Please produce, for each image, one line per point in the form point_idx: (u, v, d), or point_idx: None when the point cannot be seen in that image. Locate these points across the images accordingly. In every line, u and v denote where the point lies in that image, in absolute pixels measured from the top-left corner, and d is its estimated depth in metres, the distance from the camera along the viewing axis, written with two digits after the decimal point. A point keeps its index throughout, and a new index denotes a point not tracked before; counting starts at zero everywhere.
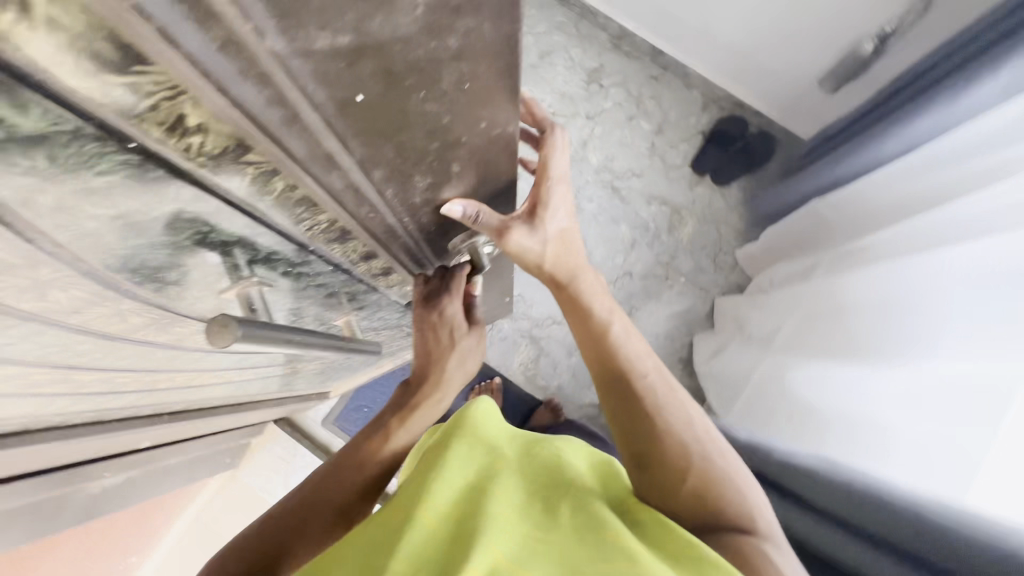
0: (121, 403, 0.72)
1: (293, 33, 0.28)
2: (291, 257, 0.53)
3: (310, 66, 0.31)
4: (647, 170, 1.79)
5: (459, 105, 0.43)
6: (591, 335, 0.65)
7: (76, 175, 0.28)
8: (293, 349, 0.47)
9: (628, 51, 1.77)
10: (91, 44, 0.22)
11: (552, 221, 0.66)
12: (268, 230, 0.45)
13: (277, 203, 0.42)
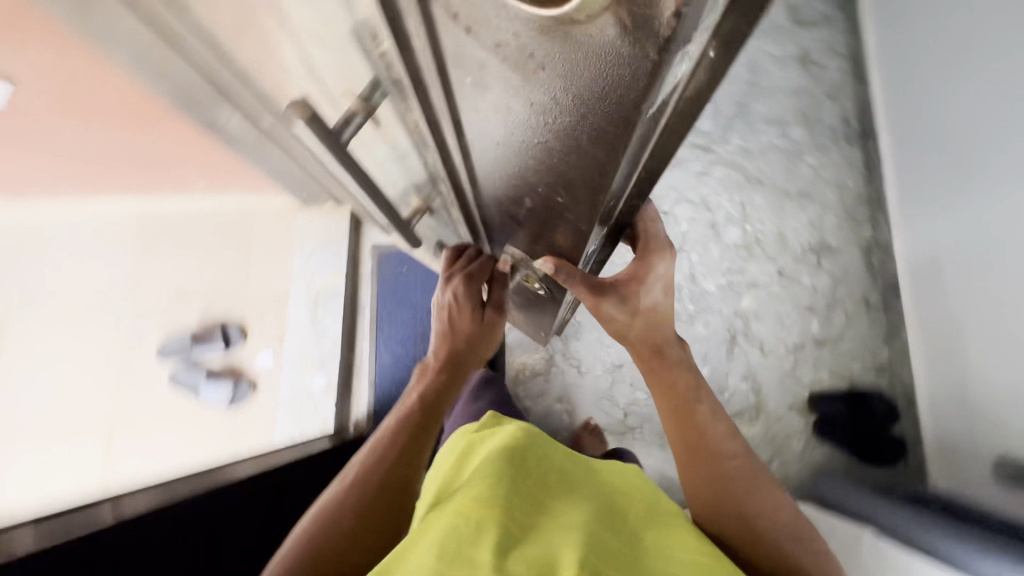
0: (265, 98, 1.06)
1: (477, 24, 0.57)
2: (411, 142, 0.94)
3: (477, 48, 0.61)
4: (775, 353, 1.70)
5: (566, 146, 0.76)
6: (687, 424, 0.91)
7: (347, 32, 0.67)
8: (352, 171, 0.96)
9: (873, 261, 1.69)
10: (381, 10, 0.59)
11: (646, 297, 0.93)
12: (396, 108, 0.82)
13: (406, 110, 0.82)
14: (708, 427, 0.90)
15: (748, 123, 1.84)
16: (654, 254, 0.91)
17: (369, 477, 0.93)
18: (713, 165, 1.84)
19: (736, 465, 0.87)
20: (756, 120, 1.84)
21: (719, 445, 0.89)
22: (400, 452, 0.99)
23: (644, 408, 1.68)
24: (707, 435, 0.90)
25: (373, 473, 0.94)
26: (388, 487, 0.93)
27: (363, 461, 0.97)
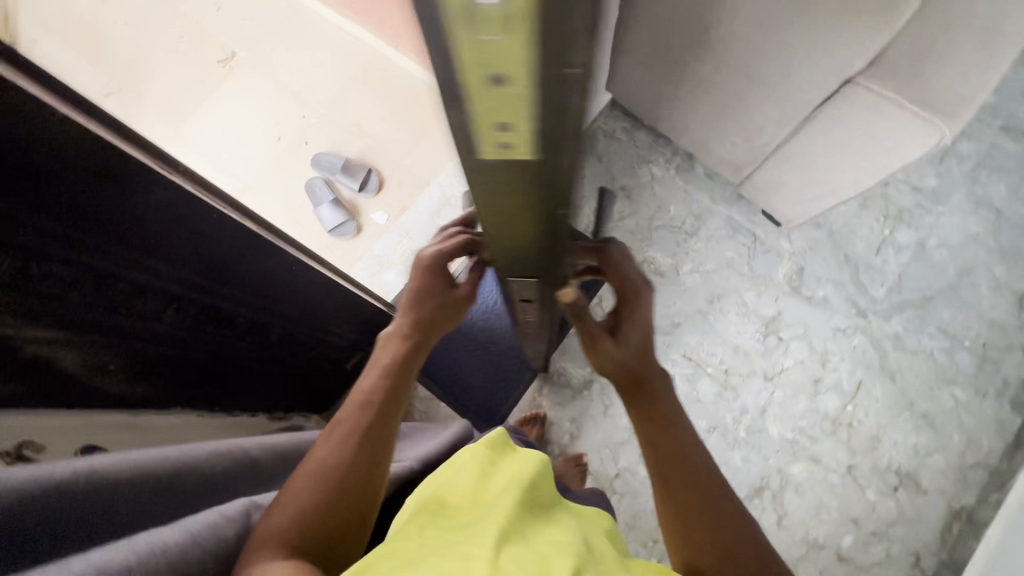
0: None
1: None
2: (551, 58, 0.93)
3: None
4: (794, 531, 1.56)
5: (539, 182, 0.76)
6: (657, 444, 0.76)
7: None
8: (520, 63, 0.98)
9: (951, 526, 1.53)
10: None
11: (635, 331, 0.83)
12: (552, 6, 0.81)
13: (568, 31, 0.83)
14: (688, 441, 0.76)
15: (924, 320, 1.69)
16: (633, 296, 0.84)
17: (352, 430, 0.75)
18: (856, 331, 1.70)
19: (719, 492, 0.73)
20: (932, 323, 1.68)
21: (699, 467, 0.74)
22: (375, 409, 0.77)
23: (635, 480, 1.64)
24: (683, 457, 0.75)
25: (344, 444, 0.73)
26: (368, 449, 0.74)
27: (322, 454, 0.73)
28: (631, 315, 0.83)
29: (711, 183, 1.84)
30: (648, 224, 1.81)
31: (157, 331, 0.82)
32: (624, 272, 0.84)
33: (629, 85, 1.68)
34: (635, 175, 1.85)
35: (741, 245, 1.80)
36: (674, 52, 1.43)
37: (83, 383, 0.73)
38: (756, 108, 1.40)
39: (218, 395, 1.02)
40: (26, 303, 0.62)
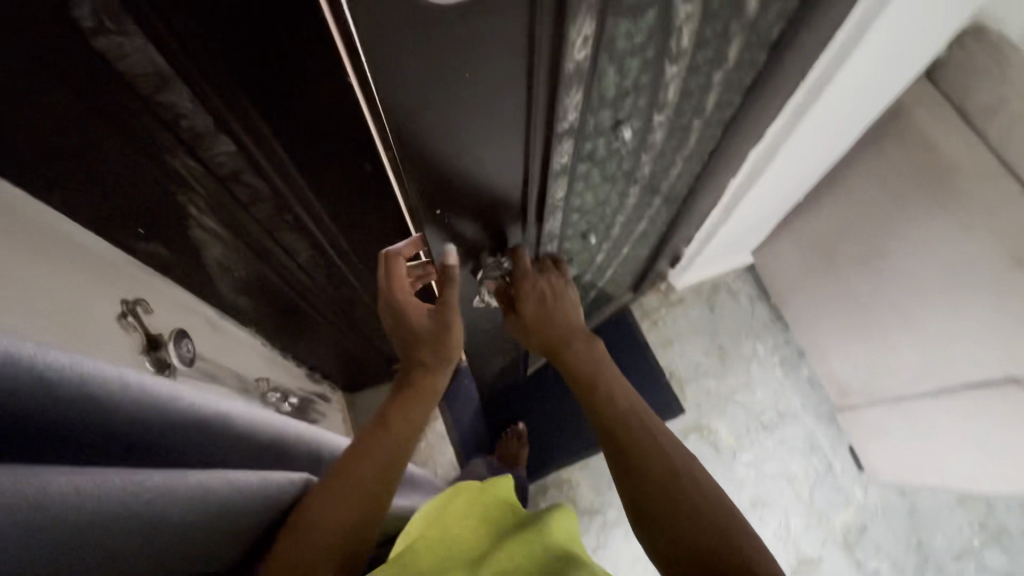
0: (781, 164, 1.17)
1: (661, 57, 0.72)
2: (664, 160, 1.04)
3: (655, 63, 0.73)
4: None
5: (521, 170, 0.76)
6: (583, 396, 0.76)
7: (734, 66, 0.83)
8: (660, 170, 1.10)
9: None
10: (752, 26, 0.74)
11: (534, 314, 0.90)
12: (687, 119, 0.93)
13: (676, 131, 0.96)
14: (590, 388, 0.76)
15: None
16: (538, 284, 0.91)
17: (366, 477, 0.66)
18: None
19: (627, 426, 0.69)
20: None
21: (606, 406, 0.72)
22: (385, 454, 0.69)
23: None
24: (596, 396, 0.74)
25: (357, 486, 0.64)
26: (376, 499, 0.66)
27: (329, 508, 0.61)
28: (522, 298, 0.91)
29: (810, 391, 1.72)
30: (727, 395, 1.72)
31: (291, 274, 0.86)
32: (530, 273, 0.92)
33: (777, 262, 1.67)
34: (738, 342, 1.77)
35: (812, 467, 1.66)
36: (841, 259, 1.40)
37: (207, 277, 0.78)
38: (898, 351, 1.31)
39: (281, 326, 1.03)
40: (233, 210, 0.66)
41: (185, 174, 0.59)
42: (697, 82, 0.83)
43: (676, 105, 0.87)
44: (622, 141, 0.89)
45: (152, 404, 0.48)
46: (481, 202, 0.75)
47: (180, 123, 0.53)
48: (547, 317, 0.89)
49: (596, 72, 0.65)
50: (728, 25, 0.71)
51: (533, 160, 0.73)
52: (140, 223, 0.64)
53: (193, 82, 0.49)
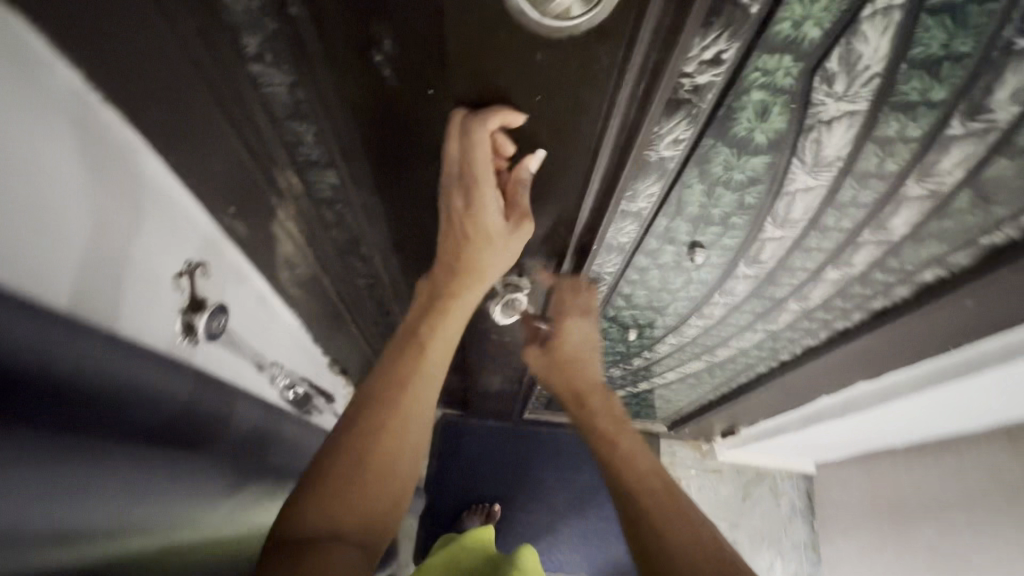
0: (900, 409, 0.93)
1: (791, 229, 0.56)
2: (763, 322, 0.79)
3: (786, 232, 0.56)
4: None
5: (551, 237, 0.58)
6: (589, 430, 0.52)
7: (872, 285, 0.63)
8: (749, 335, 0.85)
9: None
10: (910, 256, 0.56)
11: (564, 346, 0.63)
12: (810, 301, 0.70)
13: (787, 307, 0.72)
14: (603, 406, 0.55)
15: None
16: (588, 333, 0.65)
17: (397, 420, 0.42)
18: None
19: (618, 421, 0.53)
20: None
21: (595, 403, 0.56)
22: (422, 392, 0.43)
23: None
24: (597, 394, 0.57)
25: (384, 437, 0.41)
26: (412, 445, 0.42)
27: (353, 466, 0.39)
28: (563, 329, 0.64)
29: None
30: None
31: (347, 286, 0.85)
32: (570, 295, 0.66)
33: (844, 490, 1.43)
34: (757, 549, 1.55)
35: None
36: (917, 542, 1.17)
37: (271, 265, 0.78)
38: None
39: (321, 325, 1.03)
40: (317, 226, 0.66)
41: (286, 186, 0.59)
42: (799, 278, 0.64)
43: (755, 285, 0.68)
44: (698, 271, 0.67)
45: (176, 388, 0.44)
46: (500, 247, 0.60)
47: (297, 147, 0.54)
48: (587, 355, 0.62)
49: (678, 180, 0.49)
50: (882, 248, 0.56)
51: (571, 234, 0.55)
52: (231, 205, 0.60)
53: (319, 125, 0.49)
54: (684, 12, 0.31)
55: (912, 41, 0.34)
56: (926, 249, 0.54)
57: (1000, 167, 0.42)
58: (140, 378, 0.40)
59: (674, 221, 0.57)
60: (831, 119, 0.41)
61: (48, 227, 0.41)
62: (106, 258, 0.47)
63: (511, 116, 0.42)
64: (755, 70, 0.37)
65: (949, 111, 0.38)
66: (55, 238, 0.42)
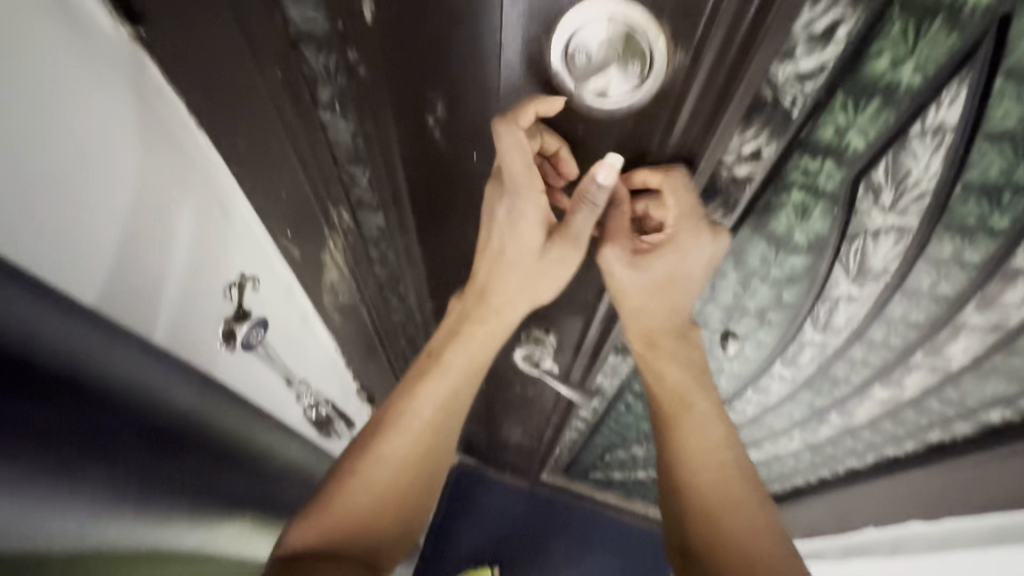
0: None
1: (836, 341, 0.52)
2: (802, 432, 0.72)
3: (831, 344, 0.52)
4: None
5: (581, 300, 0.58)
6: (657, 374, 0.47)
7: (928, 412, 0.57)
8: (786, 444, 0.78)
9: None
10: (971, 385, 0.50)
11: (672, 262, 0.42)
12: (856, 418, 0.64)
13: (829, 419, 0.66)
14: (679, 347, 0.46)
15: None
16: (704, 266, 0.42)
17: (402, 447, 0.47)
18: None
19: (710, 420, 0.45)
20: None
21: (688, 389, 0.46)
22: (432, 423, 0.48)
23: None
24: (690, 374, 0.46)
25: (389, 462, 0.47)
26: (420, 471, 0.48)
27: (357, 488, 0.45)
28: (677, 242, 0.40)
29: None
30: None
31: (381, 322, 0.87)
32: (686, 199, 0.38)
33: None
34: None
35: None
36: None
37: (316, 286, 0.82)
38: None
39: (355, 354, 1.05)
40: (359, 260, 0.69)
41: (339, 221, 0.62)
42: (841, 391, 0.59)
43: (793, 390, 0.63)
44: (731, 368, 0.63)
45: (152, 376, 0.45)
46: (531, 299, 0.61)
47: (352, 190, 0.57)
48: (699, 276, 0.43)
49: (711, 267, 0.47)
50: (939, 375, 0.51)
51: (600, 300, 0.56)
52: (289, 227, 0.65)
53: (376, 171, 0.52)
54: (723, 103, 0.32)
55: (966, 165, 0.32)
56: (990, 381, 0.49)
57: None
58: (117, 363, 0.41)
59: (704, 306, 0.53)
60: (878, 231, 0.38)
61: (98, 206, 0.42)
62: (163, 245, 0.49)
63: (545, 109, 0.36)
64: (796, 171, 0.36)
65: (1012, 244, 0.35)
66: (105, 215, 0.42)
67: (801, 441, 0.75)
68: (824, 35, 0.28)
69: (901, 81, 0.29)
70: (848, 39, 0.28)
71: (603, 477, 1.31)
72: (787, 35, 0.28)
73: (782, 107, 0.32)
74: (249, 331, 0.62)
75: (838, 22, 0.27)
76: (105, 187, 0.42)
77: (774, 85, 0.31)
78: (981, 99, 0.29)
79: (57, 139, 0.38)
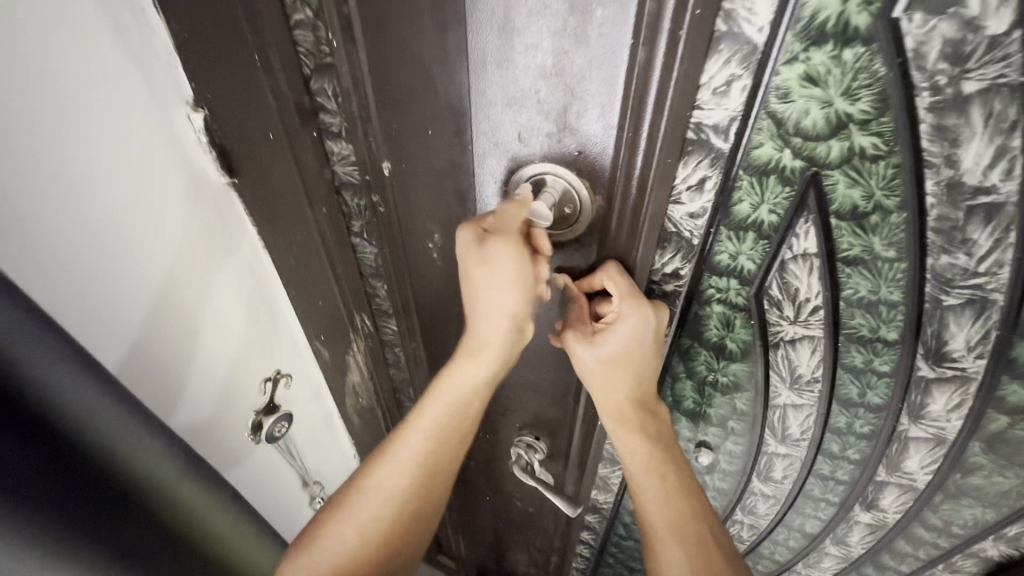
0: None
1: (806, 455, 0.53)
2: (808, 568, 0.68)
3: (802, 458, 0.54)
4: None
5: (564, 406, 0.63)
6: (624, 438, 0.46)
7: (922, 543, 0.55)
8: None
9: None
10: (950, 508, 0.50)
11: (621, 337, 0.44)
12: (854, 551, 0.61)
13: (829, 550, 0.63)
14: (647, 416, 0.47)
15: None
16: (649, 338, 0.45)
17: (392, 487, 0.50)
18: None
19: (685, 491, 0.45)
20: None
21: (657, 452, 0.46)
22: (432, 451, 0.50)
23: None
24: (661, 448, 0.46)
25: (380, 501, 0.49)
26: (414, 510, 0.50)
27: (343, 525, 0.49)
28: (624, 317, 0.44)
29: None
30: None
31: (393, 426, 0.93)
32: (621, 279, 0.43)
33: None
34: None
35: None
36: None
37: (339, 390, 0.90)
38: None
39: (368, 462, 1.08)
40: (378, 362, 0.78)
41: (361, 325, 0.73)
42: (826, 513, 0.58)
43: (781, 513, 0.62)
44: (712, 482, 0.64)
45: (152, 454, 0.44)
46: (522, 405, 0.67)
47: (374, 299, 0.69)
48: (649, 352, 0.45)
49: (666, 372, 0.53)
50: (917, 497, 0.51)
51: (577, 405, 0.61)
52: (322, 332, 0.76)
53: (390, 285, 0.63)
54: (639, 232, 0.41)
55: (841, 283, 0.39)
56: (964, 502, 0.49)
57: (997, 417, 0.41)
58: (118, 436, 0.41)
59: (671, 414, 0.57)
60: (793, 339, 0.44)
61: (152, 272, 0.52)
62: (193, 321, 0.59)
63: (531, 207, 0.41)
64: (710, 287, 0.44)
65: (910, 354, 0.40)
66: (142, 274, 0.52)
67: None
68: (698, 186, 0.38)
69: (763, 218, 0.38)
70: (715, 189, 0.38)
71: None
72: (671, 187, 0.38)
73: (684, 237, 0.41)
74: (273, 424, 0.72)
75: (705, 179, 0.37)
76: (154, 270, 0.53)
77: (674, 221, 0.41)
78: (827, 232, 0.37)
79: (130, 225, 0.49)
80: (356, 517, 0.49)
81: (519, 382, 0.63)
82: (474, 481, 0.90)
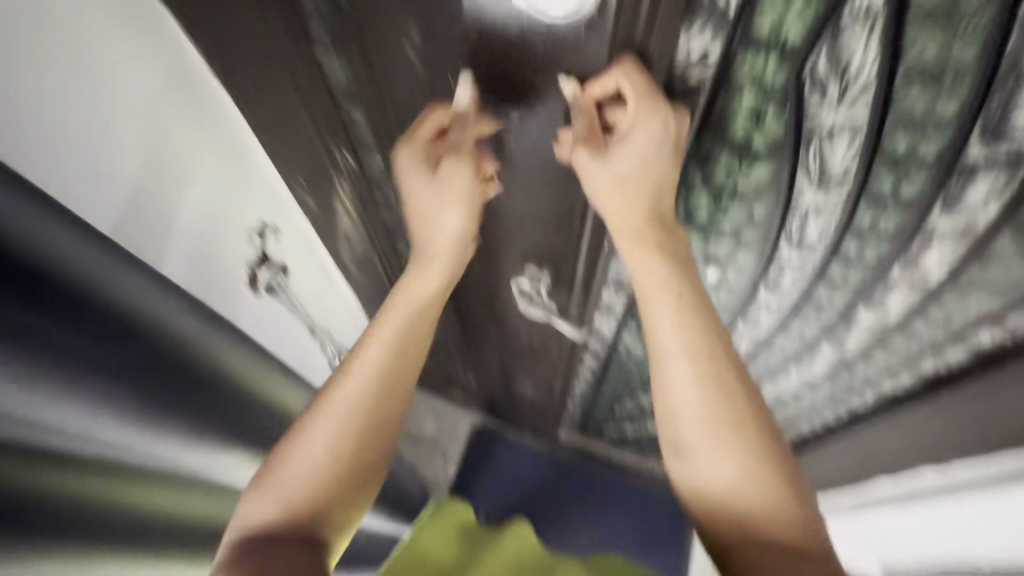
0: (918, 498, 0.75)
1: (820, 260, 0.52)
2: (801, 368, 0.72)
3: (816, 264, 0.52)
4: None
5: (570, 233, 0.60)
6: (637, 258, 0.44)
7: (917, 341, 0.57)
8: (787, 383, 0.78)
9: None
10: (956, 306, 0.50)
11: (639, 148, 0.41)
12: (850, 350, 0.63)
13: (825, 351, 0.66)
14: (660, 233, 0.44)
15: None
16: (670, 147, 0.40)
17: (362, 386, 0.48)
18: None
19: (700, 310, 0.43)
20: None
21: (671, 271, 0.43)
22: (403, 354, 0.50)
23: None
24: (676, 267, 0.44)
25: (353, 406, 0.47)
26: (393, 413, 0.50)
27: (308, 446, 0.46)
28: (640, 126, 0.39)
29: None
30: None
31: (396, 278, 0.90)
32: (636, 83, 0.37)
33: None
34: None
35: None
36: None
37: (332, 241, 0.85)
38: None
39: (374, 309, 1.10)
40: (368, 206, 0.72)
41: (342, 164, 0.64)
42: (829, 316, 0.60)
43: (782, 319, 0.64)
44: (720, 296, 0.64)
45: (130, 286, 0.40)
46: (525, 235, 0.63)
47: (352, 130, 0.58)
48: (665, 164, 0.42)
49: (682, 182, 0.48)
50: (924, 294, 0.50)
51: (583, 229, 0.58)
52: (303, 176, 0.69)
53: (365, 107, 0.53)
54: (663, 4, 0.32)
55: (904, 48, 0.33)
56: (970, 297, 0.48)
57: None
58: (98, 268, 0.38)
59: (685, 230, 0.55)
60: (832, 130, 0.40)
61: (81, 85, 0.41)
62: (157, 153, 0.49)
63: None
64: (742, 72, 0.37)
65: (963, 130, 0.36)
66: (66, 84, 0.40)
67: (802, 380, 0.75)
68: None
69: None
70: None
71: (618, 436, 1.30)
72: None
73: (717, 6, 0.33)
74: None
75: None
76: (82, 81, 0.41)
77: None
78: None
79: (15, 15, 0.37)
80: (332, 425, 0.47)
81: (523, 208, 0.59)
82: (480, 318, 0.91)
